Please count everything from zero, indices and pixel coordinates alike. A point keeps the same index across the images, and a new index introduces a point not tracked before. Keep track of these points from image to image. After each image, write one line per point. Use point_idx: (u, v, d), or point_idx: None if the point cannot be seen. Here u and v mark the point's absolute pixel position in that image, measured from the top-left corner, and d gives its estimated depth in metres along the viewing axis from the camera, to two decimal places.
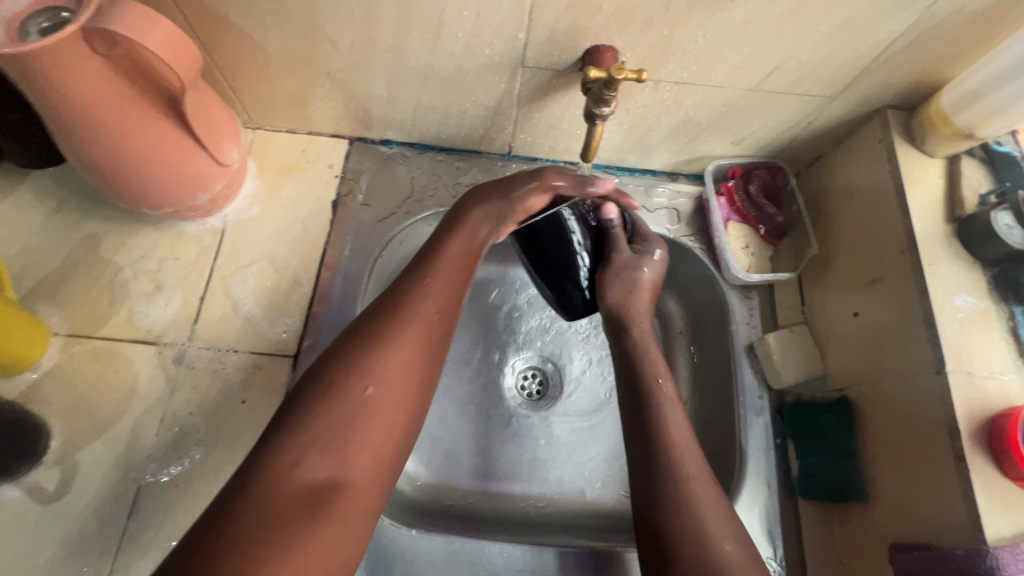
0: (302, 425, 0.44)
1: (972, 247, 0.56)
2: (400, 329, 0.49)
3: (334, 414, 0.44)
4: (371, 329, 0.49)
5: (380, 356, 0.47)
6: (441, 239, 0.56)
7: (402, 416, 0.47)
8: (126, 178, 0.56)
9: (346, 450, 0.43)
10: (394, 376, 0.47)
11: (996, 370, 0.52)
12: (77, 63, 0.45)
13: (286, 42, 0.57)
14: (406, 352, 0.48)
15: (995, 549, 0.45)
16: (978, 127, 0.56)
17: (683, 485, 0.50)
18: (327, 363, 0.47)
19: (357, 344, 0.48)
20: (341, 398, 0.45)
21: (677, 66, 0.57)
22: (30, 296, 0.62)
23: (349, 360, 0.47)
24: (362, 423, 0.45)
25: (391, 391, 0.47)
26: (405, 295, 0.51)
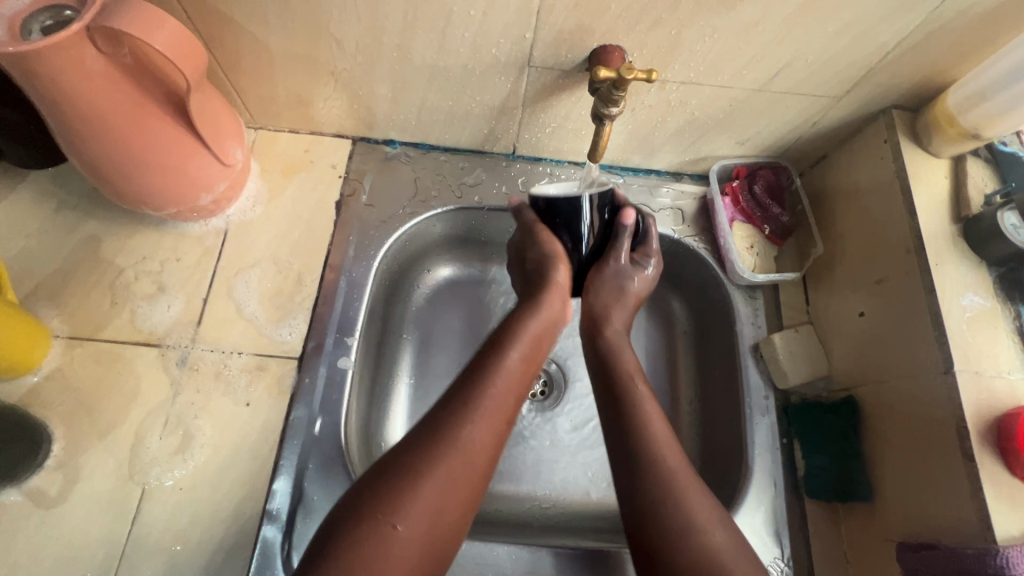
0: (329, 553, 0.41)
1: (978, 247, 0.56)
2: (439, 460, 0.46)
3: (360, 550, 0.41)
4: (409, 454, 0.46)
5: (419, 491, 0.44)
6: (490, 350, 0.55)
7: (431, 551, 0.44)
8: (128, 178, 0.55)
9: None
10: (428, 510, 0.44)
11: (1003, 370, 0.52)
12: (81, 62, 0.45)
13: (290, 41, 0.57)
14: (443, 486, 0.45)
15: (1005, 549, 0.44)
16: (983, 128, 0.56)
17: (665, 477, 0.49)
18: (366, 489, 0.45)
19: (397, 472, 0.45)
20: (368, 528, 0.42)
21: (684, 66, 0.57)
22: (30, 298, 0.61)
23: (387, 489, 0.44)
24: (388, 559, 0.42)
25: (426, 525, 0.44)
26: (451, 413, 0.49)
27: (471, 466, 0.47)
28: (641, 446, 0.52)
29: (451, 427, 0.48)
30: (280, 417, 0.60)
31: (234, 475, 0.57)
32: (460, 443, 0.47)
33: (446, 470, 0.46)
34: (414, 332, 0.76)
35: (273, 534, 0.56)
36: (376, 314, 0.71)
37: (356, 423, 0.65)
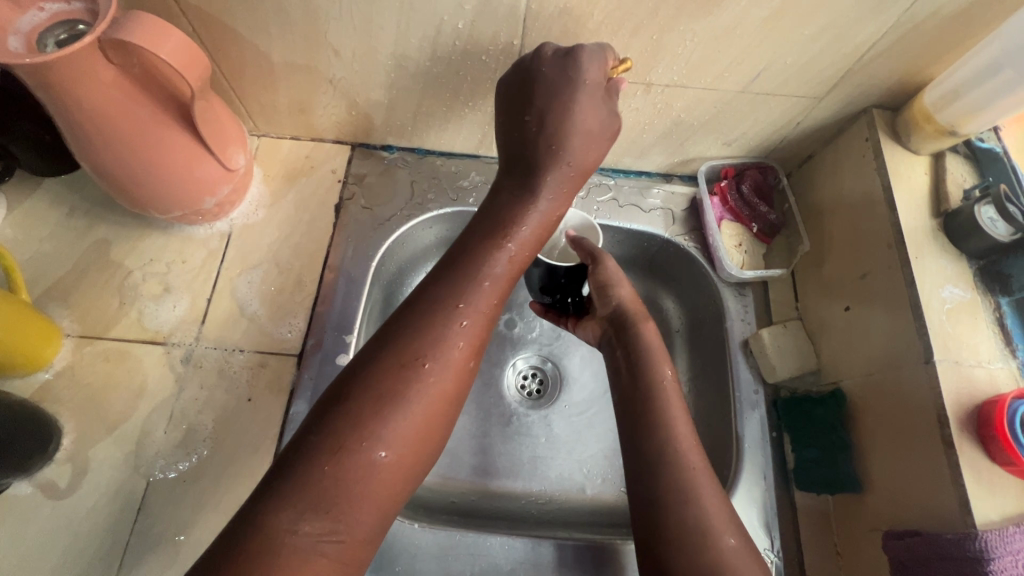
0: (305, 479, 0.40)
1: (957, 240, 0.57)
2: (427, 370, 0.46)
3: (351, 460, 0.42)
4: (397, 360, 0.46)
5: (400, 407, 0.45)
6: (487, 245, 0.54)
7: (416, 461, 0.45)
8: (135, 183, 0.57)
9: (344, 505, 0.40)
10: (408, 427, 0.45)
11: (983, 359, 0.53)
12: (94, 73, 0.48)
13: (291, 50, 0.60)
14: (424, 401, 0.46)
15: (983, 533, 0.45)
16: (960, 124, 0.57)
17: (697, 507, 0.49)
18: (341, 411, 0.43)
19: (387, 377, 0.45)
20: (358, 443, 0.42)
21: (667, 70, 0.59)
22: (43, 299, 0.64)
23: (365, 409, 0.44)
24: (368, 478, 0.42)
25: (405, 440, 0.44)
26: (442, 315, 0.49)
27: (449, 381, 0.47)
28: (671, 472, 0.51)
29: (430, 336, 0.48)
30: (280, 412, 0.62)
31: (236, 468, 0.59)
32: (440, 354, 0.47)
33: (428, 386, 0.46)
34: None
35: None
36: (374, 313, 0.73)
37: None
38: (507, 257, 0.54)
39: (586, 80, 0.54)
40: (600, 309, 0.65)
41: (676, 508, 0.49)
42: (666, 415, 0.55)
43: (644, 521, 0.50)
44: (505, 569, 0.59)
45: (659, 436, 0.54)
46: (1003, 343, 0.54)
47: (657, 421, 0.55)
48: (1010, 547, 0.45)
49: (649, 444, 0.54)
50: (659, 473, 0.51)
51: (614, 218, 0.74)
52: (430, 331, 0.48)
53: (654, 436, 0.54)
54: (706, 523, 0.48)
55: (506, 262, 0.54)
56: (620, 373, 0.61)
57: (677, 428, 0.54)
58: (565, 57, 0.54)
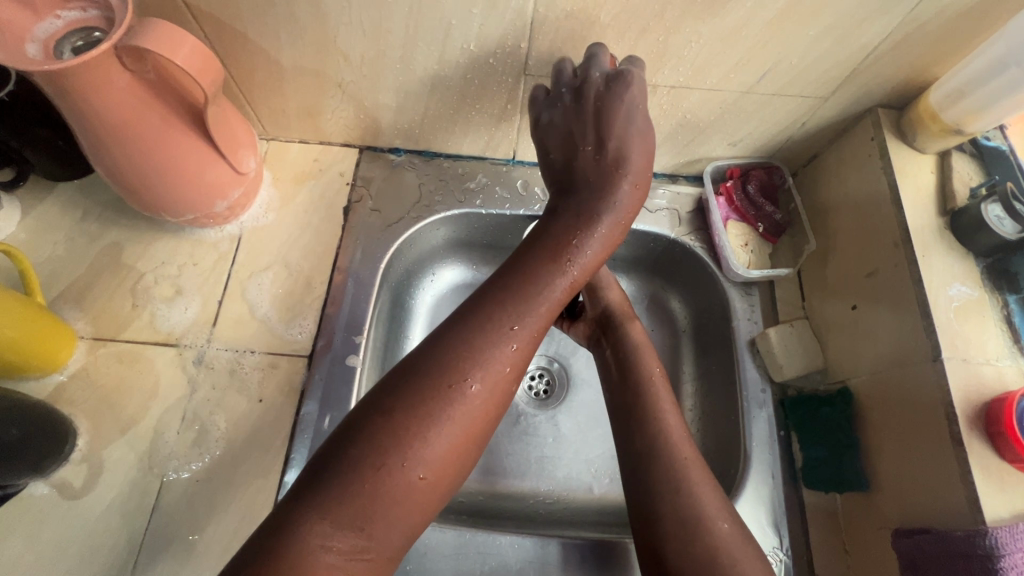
0: (341, 498, 0.39)
1: (964, 239, 0.57)
2: (470, 389, 0.44)
3: (388, 480, 0.41)
4: (441, 375, 0.44)
5: (442, 427, 0.43)
6: (545, 262, 0.51)
7: (449, 480, 0.44)
8: (147, 186, 0.58)
9: (376, 523, 0.40)
10: (448, 448, 0.43)
11: (991, 357, 0.53)
12: (109, 79, 0.48)
13: (300, 55, 0.61)
14: (464, 421, 0.44)
15: (992, 529, 0.46)
16: (965, 123, 0.57)
17: (689, 495, 0.50)
18: (381, 427, 0.42)
19: (430, 393, 0.43)
20: (397, 462, 0.41)
21: (673, 71, 0.59)
22: (57, 301, 0.65)
23: (406, 429, 0.42)
24: (403, 498, 0.41)
25: (443, 460, 0.43)
26: (493, 334, 0.47)
27: (493, 402, 0.46)
28: (662, 461, 0.52)
29: (478, 354, 0.46)
30: (291, 412, 0.63)
31: (248, 468, 0.60)
32: (485, 374, 0.45)
33: (471, 407, 0.44)
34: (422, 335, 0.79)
35: None
36: (383, 314, 0.73)
37: None
38: (566, 280, 0.51)
39: (637, 105, 0.55)
40: (591, 311, 0.69)
41: (670, 497, 0.50)
42: (656, 408, 0.57)
43: (640, 513, 0.50)
44: (513, 568, 0.59)
45: (649, 428, 0.55)
46: (1011, 341, 0.54)
47: (648, 414, 0.56)
48: (1020, 544, 0.45)
49: (641, 437, 0.55)
50: (653, 466, 0.52)
51: None
52: (478, 349, 0.46)
53: (646, 428, 0.55)
54: (698, 509, 0.49)
55: (563, 281, 0.51)
56: (610, 370, 0.63)
57: (666, 419, 0.56)
58: (617, 80, 0.54)
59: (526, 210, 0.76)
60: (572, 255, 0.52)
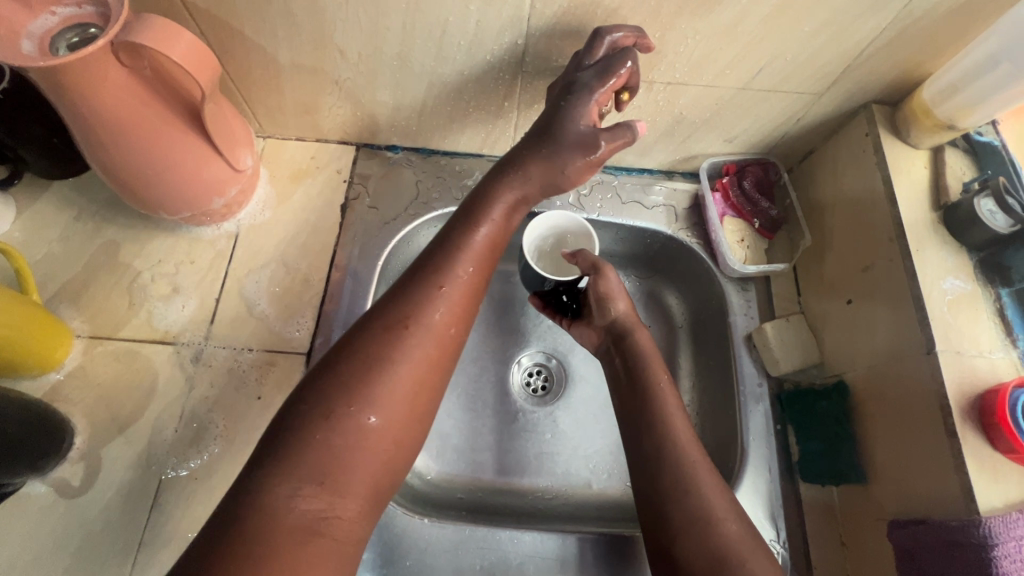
0: (296, 454, 0.42)
1: (957, 233, 0.58)
2: (407, 339, 0.48)
3: (335, 429, 0.43)
4: (378, 330, 0.48)
5: (383, 384, 0.45)
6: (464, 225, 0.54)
7: (405, 430, 0.46)
8: (144, 184, 0.58)
9: (335, 476, 0.42)
10: (393, 396, 0.46)
11: (984, 349, 0.53)
12: (106, 76, 0.48)
13: (297, 52, 0.61)
14: (403, 377, 0.46)
15: (986, 519, 0.46)
16: (958, 119, 0.58)
17: (698, 497, 0.51)
18: (326, 389, 0.45)
19: (371, 346, 0.47)
20: (342, 411, 0.44)
21: (669, 67, 0.60)
22: (53, 300, 0.65)
23: (350, 387, 0.45)
24: (358, 450, 0.43)
25: (391, 415, 0.45)
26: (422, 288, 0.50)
27: (433, 351, 0.48)
28: (669, 465, 0.53)
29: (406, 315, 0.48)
30: None
31: None
32: (421, 325, 0.48)
33: (409, 362, 0.47)
34: None
35: None
36: None
37: None
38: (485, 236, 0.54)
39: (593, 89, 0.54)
40: (598, 319, 0.67)
41: (679, 503, 0.51)
42: (662, 410, 0.57)
43: (652, 520, 0.51)
44: (513, 562, 0.59)
45: (657, 431, 0.56)
46: (1004, 333, 0.55)
47: (657, 419, 0.57)
48: (1013, 533, 0.45)
49: (648, 442, 0.56)
50: (661, 472, 0.53)
51: (617, 215, 0.76)
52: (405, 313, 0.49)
53: (654, 431, 0.56)
54: (705, 510, 0.50)
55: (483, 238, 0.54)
56: (619, 379, 0.63)
57: (676, 426, 0.56)
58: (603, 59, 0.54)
59: None
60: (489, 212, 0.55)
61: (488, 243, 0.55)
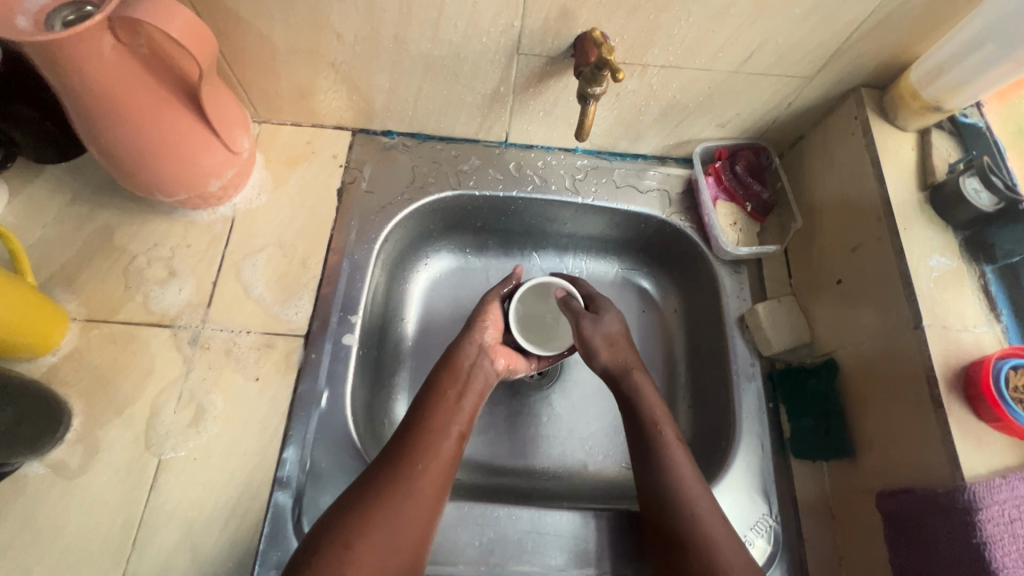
0: (341, 523, 0.49)
1: (943, 212, 0.59)
2: (397, 491, 0.51)
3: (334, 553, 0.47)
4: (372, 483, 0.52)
5: (412, 471, 0.53)
6: (435, 397, 0.60)
7: (403, 538, 0.50)
8: (140, 164, 0.58)
9: (365, 541, 0.48)
10: (387, 519, 0.50)
11: (970, 324, 0.55)
12: (103, 53, 0.48)
13: (293, 35, 0.61)
14: (426, 469, 0.54)
15: (970, 485, 0.47)
16: (945, 100, 0.59)
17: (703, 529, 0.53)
18: (334, 518, 0.50)
19: (367, 500, 0.50)
20: (338, 546, 0.47)
21: (663, 50, 0.61)
22: (49, 283, 0.64)
23: (387, 474, 0.52)
24: (392, 523, 0.50)
25: (416, 500, 0.52)
26: (404, 452, 0.54)
27: (428, 479, 0.53)
28: (675, 503, 0.55)
29: (431, 406, 0.59)
30: (288, 390, 0.63)
31: (246, 445, 0.60)
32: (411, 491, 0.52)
33: (406, 498, 0.51)
34: (415, 317, 0.80)
35: (285, 499, 0.58)
36: (377, 295, 0.74)
37: (359, 402, 0.67)
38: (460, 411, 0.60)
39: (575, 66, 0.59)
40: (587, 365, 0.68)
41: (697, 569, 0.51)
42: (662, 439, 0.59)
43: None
44: (512, 538, 0.60)
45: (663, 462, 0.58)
46: (988, 309, 0.56)
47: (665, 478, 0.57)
48: (997, 497, 0.46)
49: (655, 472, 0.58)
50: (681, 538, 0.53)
51: (612, 199, 0.76)
52: (431, 417, 0.58)
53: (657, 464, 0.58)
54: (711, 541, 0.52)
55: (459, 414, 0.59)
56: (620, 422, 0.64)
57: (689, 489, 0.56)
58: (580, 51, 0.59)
59: (519, 190, 0.76)
60: (462, 388, 0.62)
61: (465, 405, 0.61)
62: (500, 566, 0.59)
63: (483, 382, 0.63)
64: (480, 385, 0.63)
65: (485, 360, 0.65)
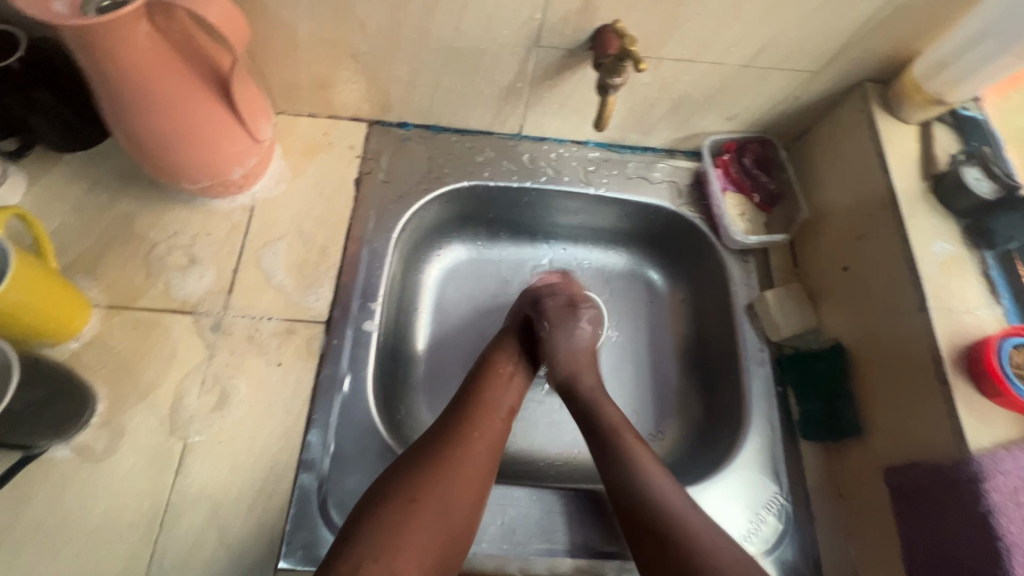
0: (404, 477, 0.51)
1: (945, 201, 0.62)
2: (452, 452, 0.54)
3: (397, 501, 0.49)
4: (430, 444, 0.54)
5: (470, 435, 0.56)
6: (482, 373, 0.64)
7: (463, 495, 0.52)
8: (167, 152, 0.59)
9: (427, 493, 0.50)
10: (446, 477, 0.51)
11: (972, 306, 0.57)
12: (140, 42, 0.49)
13: (318, 26, 0.62)
14: (482, 435, 0.57)
15: (975, 456, 0.50)
16: (946, 94, 0.62)
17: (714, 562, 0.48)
18: (398, 473, 0.52)
19: (428, 459, 0.52)
20: (400, 500, 0.49)
21: (678, 44, 0.63)
22: (70, 270, 0.65)
23: (445, 439, 0.55)
24: (452, 482, 0.52)
25: (472, 464, 0.54)
26: (459, 418, 0.57)
27: (486, 445, 0.56)
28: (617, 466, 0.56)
29: (484, 380, 0.62)
30: (311, 375, 0.64)
31: (271, 428, 0.61)
32: (468, 454, 0.54)
33: (463, 457, 0.53)
34: (429, 307, 0.81)
35: (309, 481, 0.59)
36: (394, 282, 0.75)
37: (378, 389, 0.68)
38: (512, 389, 0.63)
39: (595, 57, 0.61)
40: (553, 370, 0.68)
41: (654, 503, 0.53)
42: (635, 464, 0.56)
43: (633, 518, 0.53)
44: (534, 517, 0.62)
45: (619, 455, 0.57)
46: (989, 292, 0.59)
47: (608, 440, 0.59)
48: (1002, 468, 0.49)
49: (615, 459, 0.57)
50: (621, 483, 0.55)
51: (623, 191, 0.78)
52: (484, 390, 0.61)
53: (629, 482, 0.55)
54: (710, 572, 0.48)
55: (511, 390, 0.63)
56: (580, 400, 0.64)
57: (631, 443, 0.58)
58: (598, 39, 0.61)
59: (533, 181, 0.78)
60: (512, 369, 0.65)
61: (514, 383, 0.64)
62: (523, 544, 0.60)
63: (529, 366, 0.67)
64: (527, 366, 0.67)
65: (529, 347, 0.69)
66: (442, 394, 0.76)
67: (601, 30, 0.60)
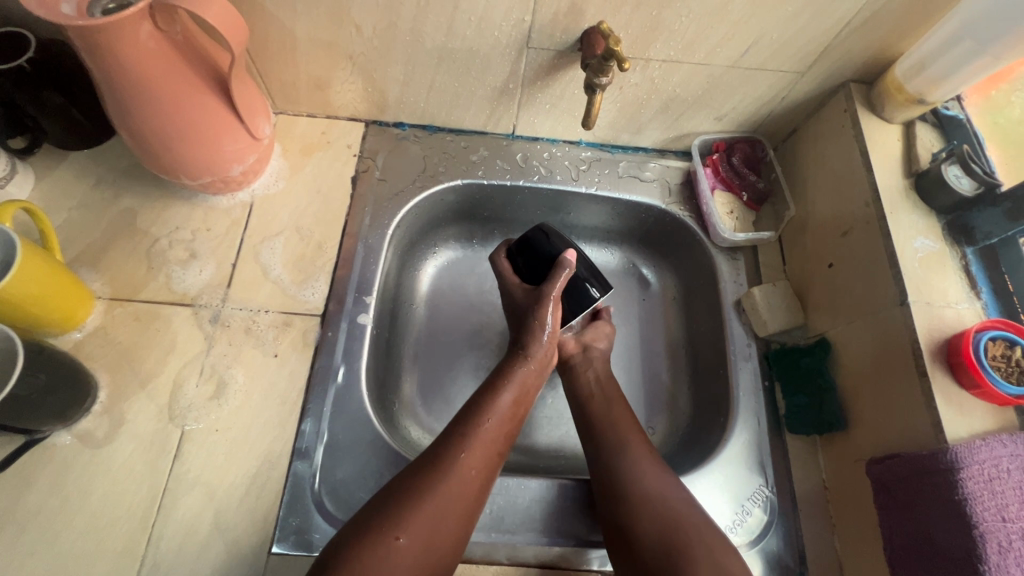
0: (388, 512, 0.50)
1: (927, 198, 0.63)
2: (438, 488, 0.52)
3: (376, 537, 0.48)
4: (413, 477, 0.53)
5: (464, 470, 0.54)
6: (483, 398, 0.60)
7: (446, 535, 0.51)
8: (170, 150, 0.61)
9: (410, 531, 0.49)
10: (427, 520, 0.50)
11: (952, 300, 0.58)
12: (143, 42, 0.51)
13: (315, 28, 0.64)
14: (476, 469, 0.55)
15: (952, 446, 0.50)
16: (927, 93, 0.63)
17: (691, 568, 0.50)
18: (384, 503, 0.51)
19: (412, 493, 0.51)
20: (378, 535, 0.48)
21: (665, 45, 0.64)
22: (74, 263, 0.67)
23: (437, 471, 0.53)
24: (437, 517, 0.51)
25: (457, 502, 0.53)
26: (453, 449, 0.55)
27: (474, 485, 0.54)
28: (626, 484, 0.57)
29: (486, 407, 0.59)
30: (306, 365, 0.66)
31: (266, 417, 0.63)
32: (457, 493, 0.53)
33: (453, 499, 0.52)
34: (424, 303, 0.83)
35: (303, 469, 0.61)
36: (389, 277, 0.77)
37: (372, 381, 0.69)
38: (510, 420, 0.60)
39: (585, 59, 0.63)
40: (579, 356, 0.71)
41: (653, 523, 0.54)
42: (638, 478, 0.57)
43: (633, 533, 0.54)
44: (521, 506, 0.63)
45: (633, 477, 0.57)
46: (969, 287, 0.60)
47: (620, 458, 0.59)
48: (978, 457, 0.49)
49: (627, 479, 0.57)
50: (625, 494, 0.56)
51: (615, 189, 0.80)
52: (487, 421, 0.58)
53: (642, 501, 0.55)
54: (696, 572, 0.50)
55: (509, 421, 0.60)
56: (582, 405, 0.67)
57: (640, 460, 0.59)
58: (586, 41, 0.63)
59: (526, 180, 0.79)
60: (515, 398, 0.61)
61: (515, 409, 0.61)
62: (510, 532, 0.61)
63: (532, 390, 0.64)
64: (530, 392, 0.63)
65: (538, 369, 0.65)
66: (436, 388, 0.77)
67: (589, 32, 0.62)
